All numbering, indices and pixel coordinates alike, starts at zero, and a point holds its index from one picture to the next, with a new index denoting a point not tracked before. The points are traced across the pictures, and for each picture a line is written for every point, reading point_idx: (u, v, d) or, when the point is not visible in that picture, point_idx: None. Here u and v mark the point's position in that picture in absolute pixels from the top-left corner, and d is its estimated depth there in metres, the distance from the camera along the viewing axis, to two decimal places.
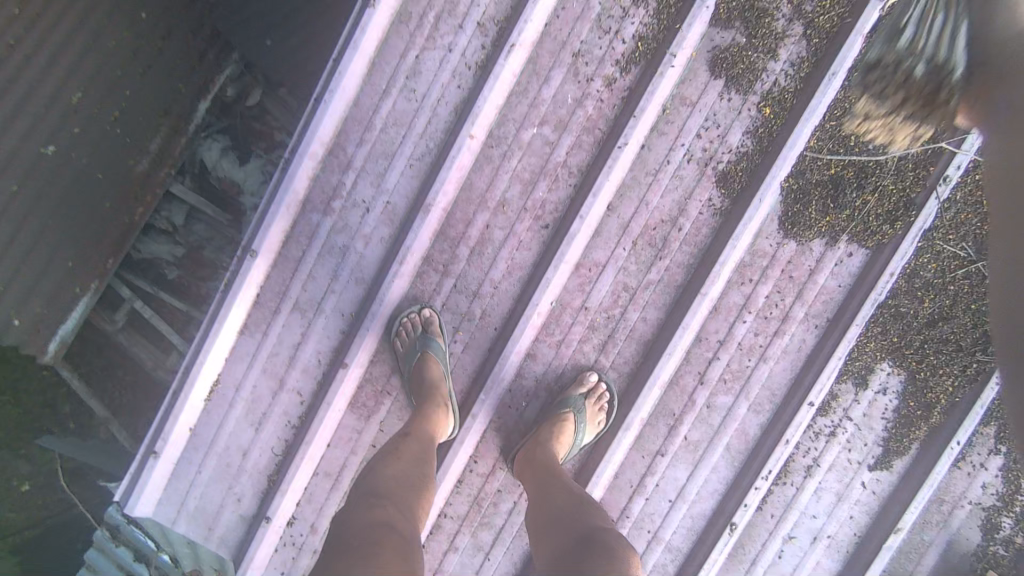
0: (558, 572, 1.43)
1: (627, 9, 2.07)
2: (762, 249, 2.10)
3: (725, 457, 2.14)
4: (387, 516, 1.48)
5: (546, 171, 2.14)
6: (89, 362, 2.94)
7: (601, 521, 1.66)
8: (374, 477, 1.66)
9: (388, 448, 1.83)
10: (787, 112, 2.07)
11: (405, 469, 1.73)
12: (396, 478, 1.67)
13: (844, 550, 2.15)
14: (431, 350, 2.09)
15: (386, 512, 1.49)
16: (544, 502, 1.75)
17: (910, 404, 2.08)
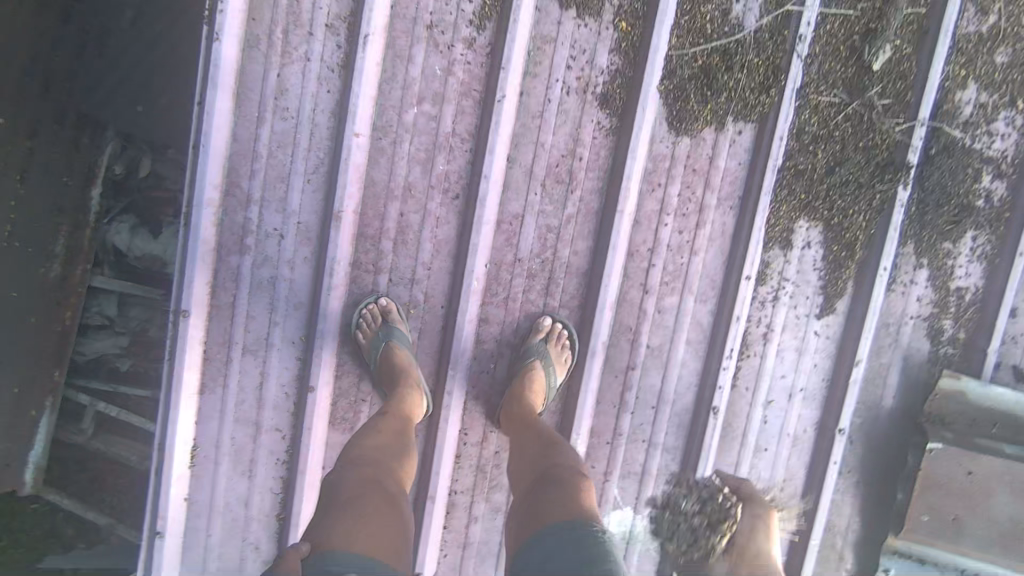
0: (522, 511, 1.58)
1: None
2: (661, 153, 2.17)
3: (689, 352, 2.26)
4: (371, 502, 1.54)
5: (439, 145, 2.17)
6: (76, 478, 2.86)
7: (572, 459, 1.77)
8: (361, 457, 1.73)
9: (372, 430, 1.89)
10: (642, 21, 2.12)
11: (387, 455, 1.79)
12: (378, 463, 1.73)
13: (818, 398, 2.30)
14: (396, 340, 2.13)
15: (371, 498, 1.56)
16: (520, 447, 1.88)
17: (835, 248, 2.21)
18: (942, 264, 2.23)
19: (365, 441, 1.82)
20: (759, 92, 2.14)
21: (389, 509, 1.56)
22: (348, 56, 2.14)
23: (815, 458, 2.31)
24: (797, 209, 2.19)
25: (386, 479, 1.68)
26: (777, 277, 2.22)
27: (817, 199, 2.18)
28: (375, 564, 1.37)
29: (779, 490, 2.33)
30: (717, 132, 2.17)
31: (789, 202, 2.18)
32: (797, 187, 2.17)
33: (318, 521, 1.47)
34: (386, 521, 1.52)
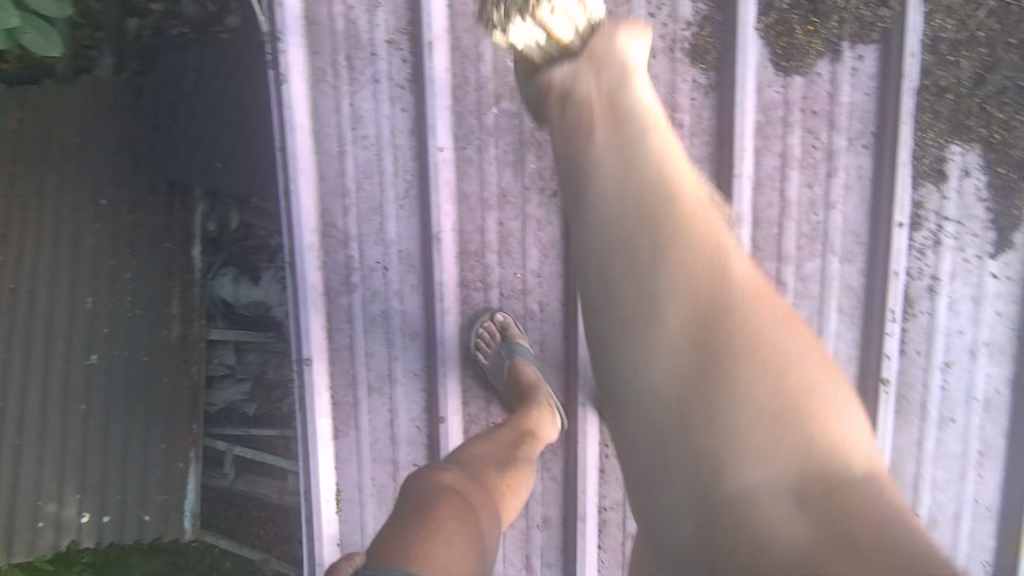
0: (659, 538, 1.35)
1: None
2: (770, 101, 1.94)
3: (844, 320, 2.00)
4: (453, 517, 1.44)
5: (527, 143, 2.05)
6: (228, 515, 2.99)
7: None
8: (461, 467, 1.66)
9: (478, 441, 1.83)
10: None
11: (487, 471, 1.70)
12: (472, 477, 1.64)
13: (1009, 352, 1.96)
14: (518, 355, 2.04)
15: (452, 510, 1.46)
16: None
17: (1002, 172, 1.89)
18: None
19: (467, 451, 1.77)
20: (874, 6, 1.87)
21: (472, 529, 1.45)
22: (416, 71, 2.05)
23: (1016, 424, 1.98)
24: (948, 134, 1.90)
25: (476, 496, 1.58)
26: (931, 219, 1.94)
27: (970, 117, 1.88)
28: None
29: (978, 466, 2.02)
30: (830, 66, 1.92)
31: (935, 128, 1.90)
32: (943, 108, 1.88)
33: (393, 528, 1.41)
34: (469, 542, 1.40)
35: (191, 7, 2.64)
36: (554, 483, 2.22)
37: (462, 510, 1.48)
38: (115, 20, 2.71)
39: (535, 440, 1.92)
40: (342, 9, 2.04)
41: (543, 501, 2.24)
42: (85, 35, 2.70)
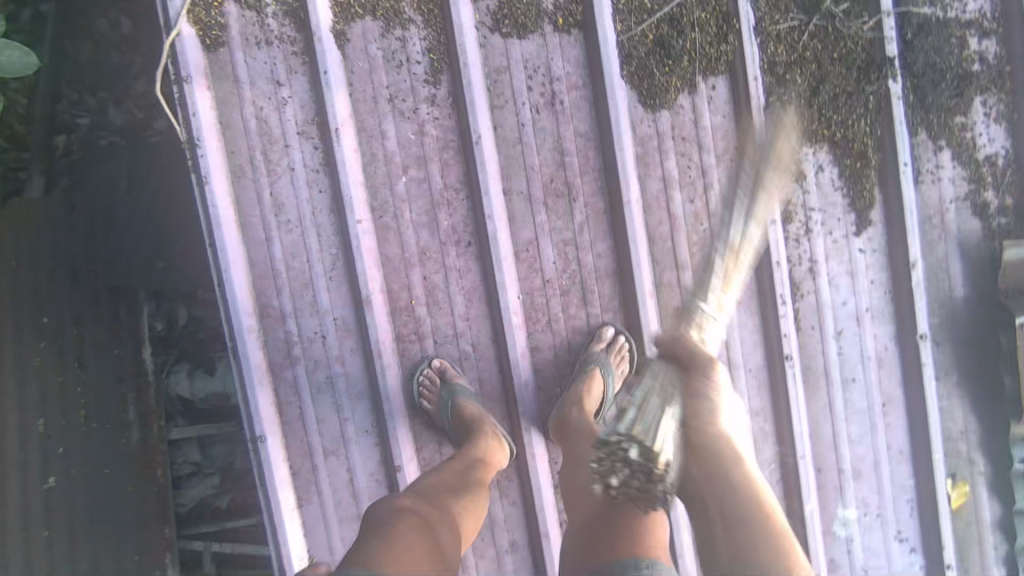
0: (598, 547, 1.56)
1: (403, 35, 2.20)
2: (645, 133, 2.18)
3: (742, 312, 2.22)
4: (413, 539, 1.57)
5: (438, 202, 2.23)
6: None
7: None
8: (421, 494, 1.79)
9: (436, 473, 1.94)
10: (582, 19, 2.18)
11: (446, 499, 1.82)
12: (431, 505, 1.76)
13: (887, 313, 2.21)
14: (460, 396, 2.16)
15: (412, 532, 1.59)
16: (580, 467, 1.84)
17: (849, 163, 2.16)
18: (961, 138, 2.16)
19: (425, 483, 1.88)
20: (717, 44, 2.15)
21: (431, 550, 1.58)
22: (326, 152, 2.23)
23: (906, 377, 2.22)
24: (798, 137, 2.15)
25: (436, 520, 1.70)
26: (800, 210, 2.18)
27: (813, 122, 2.15)
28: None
29: (882, 419, 2.24)
30: (690, 95, 2.17)
31: (787, 134, 2.15)
32: (790, 117, 2.14)
33: (356, 549, 1.53)
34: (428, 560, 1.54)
35: (118, 115, 2.74)
36: (514, 511, 2.32)
37: (422, 531, 1.61)
38: (42, 140, 2.67)
39: (489, 471, 2.03)
40: (253, 109, 2.21)
41: (507, 531, 2.33)
42: (13, 158, 2.64)
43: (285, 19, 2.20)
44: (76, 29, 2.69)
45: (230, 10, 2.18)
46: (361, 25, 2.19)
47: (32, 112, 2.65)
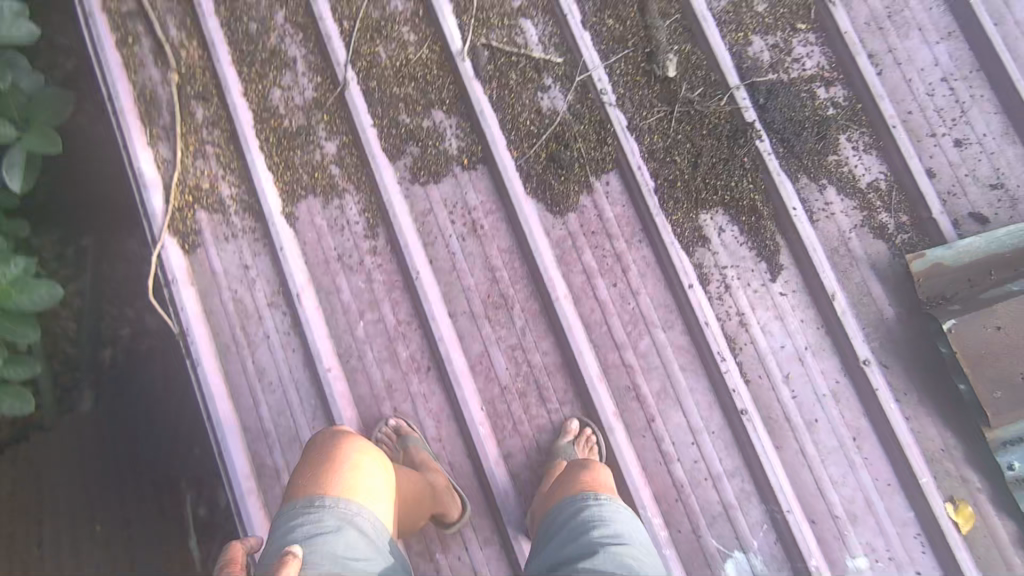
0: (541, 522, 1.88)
1: (342, 206, 2.60)
2: (559, 236, 2.48)
3: (688, 375, 2.37)
4: (334, 457, 1.75)
5: (396, 338, 2.53)
6: None
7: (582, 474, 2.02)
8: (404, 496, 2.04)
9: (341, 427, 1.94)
10: (483, 155, 2.56)
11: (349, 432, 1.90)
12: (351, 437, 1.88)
13: (827, 344, 2.31)
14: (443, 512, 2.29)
15: (333, 452, 1.76)
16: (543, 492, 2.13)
17: (746, 218, 2.38)
18: (840, 172, 2.39)
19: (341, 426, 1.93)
20: (599, 148, 2.47)
21: (350, 456, 1.78)
22: (293, 318, 2.55)
23: (866, 402, 2.27)
24: (693, 208, 2.41)
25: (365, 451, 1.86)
26: (715, 270, 2.38)
27: (702, 191, 2.40)
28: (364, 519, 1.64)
29: (857, 451, 2.26)
30: (590, 196, 2.48)
31: (682, 208, 2.41)
32: (679, 193, 2.42)
33: (293, 476, 1.73)
34: (355, 472, 1.74)
35: (153, 320, 3.12)
36: None
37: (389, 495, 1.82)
38: (91, 359, 3.09)
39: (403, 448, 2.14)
40: (229, 294, 2.59)
41: None
42: (67, 377, 3.04)
43: (245, 214, 2.64)
44: (112, 256, 3.12)
45: (200, 218, 2.64)
46: (307, 204, 2.61)
47: (81, 335, 3.06)
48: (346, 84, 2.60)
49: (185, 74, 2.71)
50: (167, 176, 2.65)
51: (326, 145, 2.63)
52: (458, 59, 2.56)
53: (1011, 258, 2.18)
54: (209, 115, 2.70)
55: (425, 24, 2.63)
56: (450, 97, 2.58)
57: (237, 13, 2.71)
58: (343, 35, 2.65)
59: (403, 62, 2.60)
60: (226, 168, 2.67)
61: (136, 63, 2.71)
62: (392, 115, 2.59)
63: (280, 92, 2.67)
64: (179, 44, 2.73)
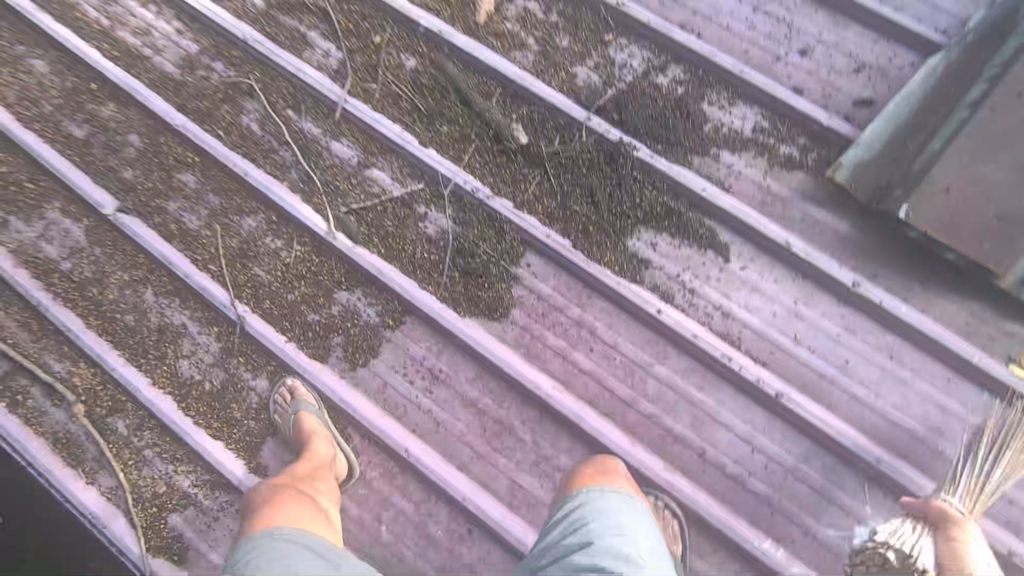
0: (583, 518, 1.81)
1: None
2: (515, 336, 2.34)
3: (711, 390, 2.20)
4: (284, 496, 1.86)
5: (420, 524, 2.27)
6: None
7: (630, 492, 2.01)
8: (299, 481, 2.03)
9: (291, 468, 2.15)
10: (403, 307, 2.43)
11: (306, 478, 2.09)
12: (298, 475, 2.04)
13: (812, 288, 2.22)
14: None
15: (284, 492, 1.87)
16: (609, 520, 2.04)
17: (668, 223, 2.33)
18: (721, 135, 2.37)
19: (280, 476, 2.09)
20: (503, 239, 2.40)
21: (300, 502, 1.87)
22: None
23: (881, 319, 2.17)
24: (617, 241, 2.34)
25: (301, 493, 1.97)
26: (671, 283, 2.29)
27: (615, 222, 2.35)
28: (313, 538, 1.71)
29: (902, 367, 2.13)
30: (522, 284, 2.36)
31: (608, 247, 2.34)
32: (597, 235, 2.35)
33: (258, 508, 1.82)
34: (297, 510, 1.82)
35: None
36: None
37: (314, 508, 1.92)
38: None
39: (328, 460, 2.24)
40: None
41: None
42: None
43: (215, 493, 2.40)
44: None
45: (175, 521, 2.40)
46: (269, 449, 2.40)
47: None
48: (242, 320, 2.47)
49: (88, 399, 2.51)
50: (123, 503, 2.43)
51: (256, 385, 2.46)
52: (332, 238, 2.49)
53: (913, 121, 2.19)
54: (131, 422, 2.48)
55: (283, 226, 2.56)
56: (344, 273, 2.48)
57: (106, 315, 2.56)
58: (215, 279, 2.54)
59: (285, 268, 2.51)
60: (173, 463, 2.44)
61: (36, 415, 2.52)
62: (301, 322, 2.46)
63: (186, 361, 2.50)
64: (68, 374, 2.54)
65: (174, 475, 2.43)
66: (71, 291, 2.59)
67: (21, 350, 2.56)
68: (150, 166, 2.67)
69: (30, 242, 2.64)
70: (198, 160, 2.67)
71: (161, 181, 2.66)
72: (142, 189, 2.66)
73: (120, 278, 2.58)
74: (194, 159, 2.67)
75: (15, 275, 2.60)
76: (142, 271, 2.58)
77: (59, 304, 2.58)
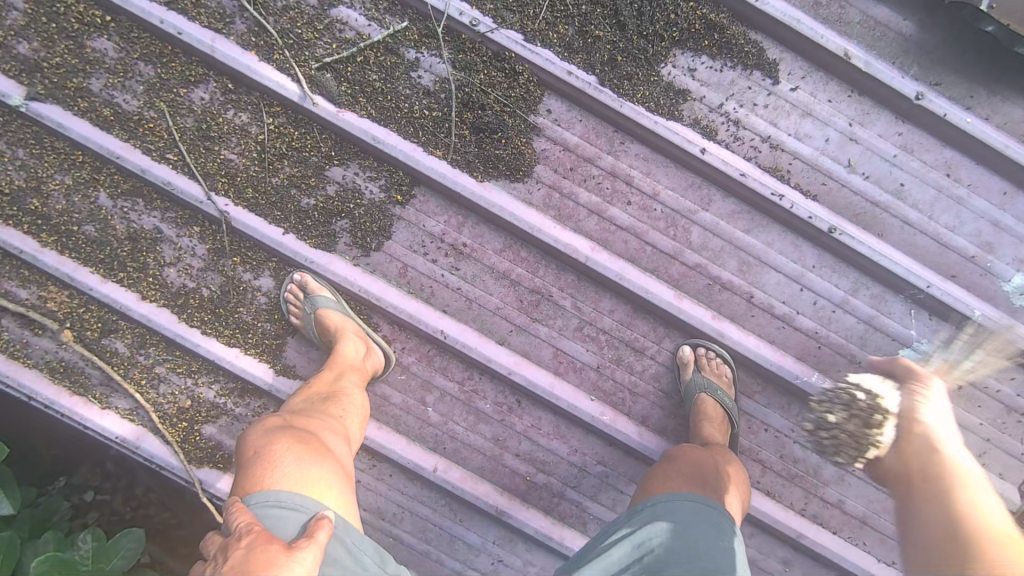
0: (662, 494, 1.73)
1: None
2: (542, 196, 2.09)
3: (760, 230, 2.06)
4: (286, 440, 1.67)
5: (469, 401, 2.23)
6: None
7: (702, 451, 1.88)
8: (309, 405, 1.88)
9: (308, 385, 1.96)
10: (409, 178, 2.12)
11: (323, 403, 1.89)
12: (306, 397, 1.90)
13: (869, 107, 1.99)
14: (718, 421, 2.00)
15: (286, 436, 1.69)
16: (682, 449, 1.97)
17: (708, 42, 1.97)
18: None
19: (296, 399, 1.90)
20: (515, 83, 2.03)
21: (304, 445, 1.67)
22: (366, 450, 2.25)
23: (938, 133, 1.99)
24: (650, 70, 1.99)
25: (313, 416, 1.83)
26: (714, 116, 2.01)
27: (646, 46, 1.97)
28: (309, 498, 1.54)
29: (957, 185, 2.01)
30: (543, 137, 2.07)
31: (640, 78, 2.00)
32: (626, 65, 1.99)
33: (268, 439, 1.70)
34: (300, 457, 1.63)
35: None
36: (765, 538, 2.19)
37: (322, 447, 1.72)
38: None
39: (351, 370, 2.00)
40: None
41: (774, 555, 2.19)
42: None
43: (245, 399, 2.30)
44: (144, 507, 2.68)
45: (211, 432, 2.32)
46: (294, 347, 2.26)
47: None
48: (226, 214, 2.14)
49: (74, 323, 2.27)
50: (148, 421, 2.31)
51: (260, 284, 2.21)
52: (307, 103, 2.06)
53: None
54: (131, 341, 2.28)
55: (243, 95, 2.11)
56: (334, 145, 2.11)
57: (60, 230, 2.22)
58: (179, 171, 2.15)
59: (259, 148, 2.12)
60: (190, 374, 2.29)
61: (20, 347, 2.29)
62: (293, 209, 2.14)
63: (172, 269, 2.22)
64: (41, 301, 2.26)
65: (196, 388, 2.30)
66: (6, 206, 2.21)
67: None
68: (51, 34, 2.10)
69: None
70: (109, 18, 2.09)
71: (71, 54, 2.11)
72: (50, 66, 2.11)
73: (62, 184, 2.20)
74: (105, 18, 2.09)
75: None
76: (86, 172, 2.19)
77: None
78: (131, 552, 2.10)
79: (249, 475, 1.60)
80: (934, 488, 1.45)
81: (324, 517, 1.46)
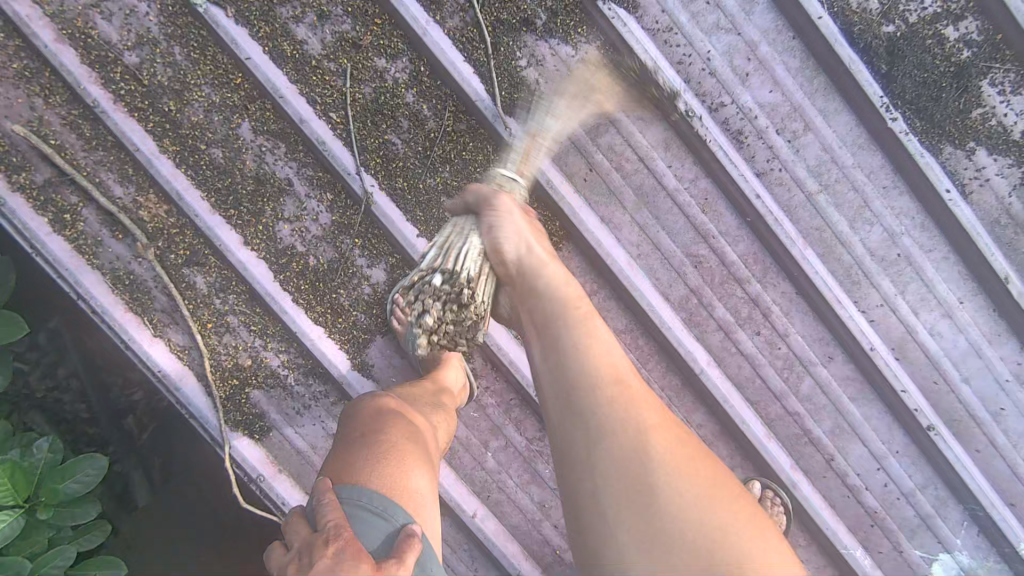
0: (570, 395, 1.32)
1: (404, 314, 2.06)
2: (680, 296, 2.08)
3: (864, 404, 2.11)
4: (395, 436, 1.55)
5: (531, 459, 2.19)
6: None
7: None
8: (407, 397, 1.80)
9: (408, 387, 1.91)
10: (562, 231, 2.06)
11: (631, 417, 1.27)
12: (412, 396, 1.82)
13: (1003, 329, 2.05)
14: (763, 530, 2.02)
15: (398, 429, 1.58)
16: None
17: (889, 217, 2.02)
18: (987, 127, 1.96)
19: (403, 390, 1.84)
20: (699, 184, 2.04)
21: (412, 450, 1.55)
22: None
23: None
24: (827, 221, 2.02)
25: (417, 416, 1.73)
26: (866, 285, 2.04)
27: (832, 198, 2.01)
28: (399, 511, 1.37)
29: None
30: (706, 244, 2.06)
31: (815, 226, 2.02)
32: (808, 207, 2.01)
33: (368, 424, 1.59)
34: (402, 460, 1.50)
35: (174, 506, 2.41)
36: None
37: (423, 458, 1.58)
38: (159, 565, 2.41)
39: (447, 396, 1.94)
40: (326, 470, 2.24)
41: None
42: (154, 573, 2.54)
43: (309, 379, 2.18)
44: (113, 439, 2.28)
45: (259, 400, 2.18)
46: (378, 348, 2.15)
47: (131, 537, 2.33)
48: (370, 196, 2.02)
49: (161, 242, 2.10)
50: (197, 365, 2.14)
51: (371, 274, 2.10)
52: (493, 118, 1.98)
53: None
54: (214, 281, 2.12)
55: (432, 85, 2.00)
56: (499, 170, 2.03)
57: (186, 142, 2.05)
58: (336, 134, 2.02)
59: (428, 144, 2.02)
60: (262, 334, 2.15)
61: (91, 242, 2.10)
62: (437, 217, 2.05)
63: (287, 226, 2.08)
64: (134, 205, 2.09)
65: (262, 351, 2.15)
66: (137, 96, 2.03)
67: (70, 158, 2.06)
68: None
69: (80, 12, 2.00)
70: None
71: None
72: None
73: (206, 98, 2.03)
74: None
75: (59, 54, 1.98)
76: (237, 97, 2.03)
77: (122, 113, 2.02)
78: (86, 485, 1.77)
79: (346, 455, 1.49)
80: (583, 383, 1.31)
81: (414, 535, 1.30)
